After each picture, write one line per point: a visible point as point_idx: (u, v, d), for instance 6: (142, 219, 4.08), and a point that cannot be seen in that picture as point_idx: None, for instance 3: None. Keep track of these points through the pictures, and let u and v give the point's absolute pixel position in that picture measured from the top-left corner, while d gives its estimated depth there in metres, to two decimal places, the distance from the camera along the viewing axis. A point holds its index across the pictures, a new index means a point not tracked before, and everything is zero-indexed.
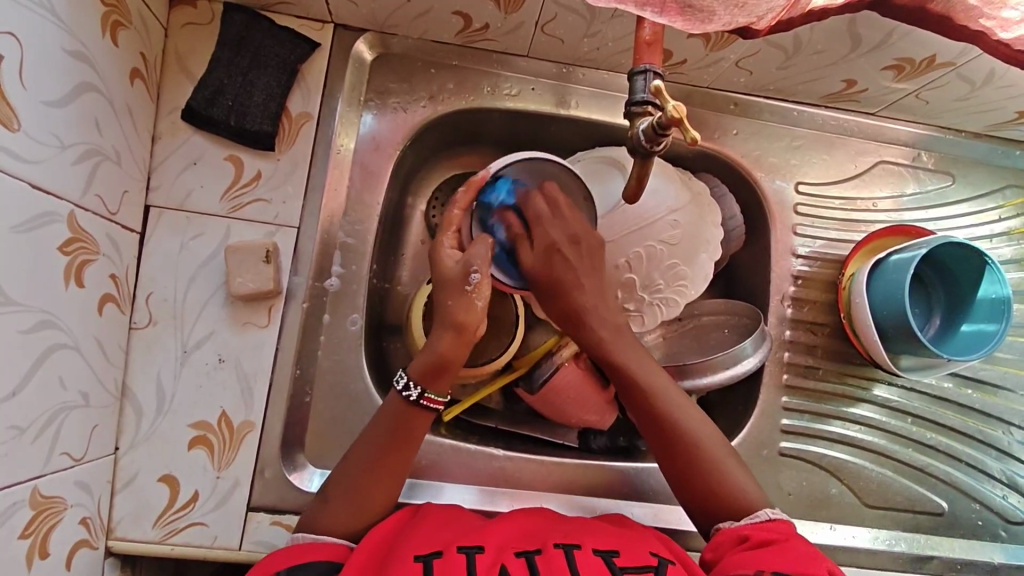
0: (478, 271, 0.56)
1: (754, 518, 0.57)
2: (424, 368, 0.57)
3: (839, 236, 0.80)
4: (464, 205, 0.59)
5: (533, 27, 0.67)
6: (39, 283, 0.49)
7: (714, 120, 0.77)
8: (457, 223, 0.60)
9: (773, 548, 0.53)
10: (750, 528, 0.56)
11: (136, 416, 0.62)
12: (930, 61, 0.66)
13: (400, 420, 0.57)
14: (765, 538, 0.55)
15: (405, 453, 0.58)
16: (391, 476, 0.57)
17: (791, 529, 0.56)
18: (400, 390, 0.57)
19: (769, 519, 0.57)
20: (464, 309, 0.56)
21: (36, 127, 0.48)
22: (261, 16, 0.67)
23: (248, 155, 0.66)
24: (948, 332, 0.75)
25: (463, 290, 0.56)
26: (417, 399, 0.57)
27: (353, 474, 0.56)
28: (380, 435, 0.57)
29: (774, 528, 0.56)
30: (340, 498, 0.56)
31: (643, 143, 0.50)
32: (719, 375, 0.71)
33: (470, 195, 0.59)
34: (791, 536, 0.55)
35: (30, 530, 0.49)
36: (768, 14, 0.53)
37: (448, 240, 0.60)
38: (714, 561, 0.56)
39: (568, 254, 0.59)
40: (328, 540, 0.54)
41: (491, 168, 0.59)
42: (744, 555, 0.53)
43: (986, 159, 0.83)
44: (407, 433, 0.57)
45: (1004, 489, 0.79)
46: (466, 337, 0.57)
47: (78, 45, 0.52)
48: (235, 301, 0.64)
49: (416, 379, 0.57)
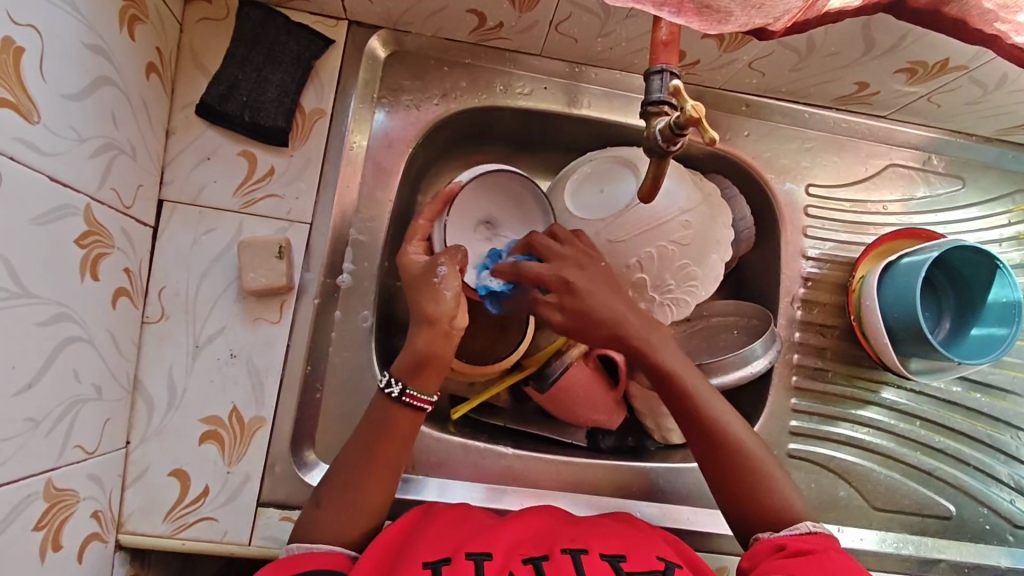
0: (445, 264, 0.59)
1: (795, 530, 0.56)
2: (405, 364, 0.58)
3: (849, 239, 0.80)
4: (430, 216, 0.64)
5: (547, 27, 0.68)
6: (55, 276, 0.49)
7: (726, 121, 0.77)
8: (423, 232, 0.65)
9: (809, 561, 0.52)
10: (788, 539, 0.55)
11: (147, 411, 0.62)
12: (943, 65, 0.66)
13: (386, 418, 0.58)
14: (802, 550, 0.54)
15: (396, 451, 0.58)
16: (384, 475, 0.57)
17: (830, 541, 0.55)
18: (381, 389, 0.58)
19: (811, 531, 0.56)
20: (433, 301, 0.58)
21: (55, 120, 0.48)
22: (276, 12, 0.67)
23: (261, 150, 0.66)
24: (957, 335, 0.75)
25: (430, 283, 0.58)
26: (399, 396, 0.57)
27: (348, 475, 0.56)
28: (379, 427, 0.58)
29: (815, 541, 0.55)
30: (337, 499, 0.56)
31: (659, 142, 0.49)
32: (728, 376, 0.71)
33: (438, 207, 0.64)
34: (831, 548, 0.54)
35: (43, 522, 0.49)
36: (785, 16, 0.53)
37: (413, 246, 0.64)
38: (749, 569, 0.56)
39: (586, 283, 0.60)
40: (322, 549, 0.53)
41: (461, 180, 0.65)
42: (779, 564, 0.53)
43: (996, 163, 0.83)
44: (396, 430, 0.58)
45: (1012, 493, 0.79)
46: (441, 328, 0.58)
47: (96, 39, 0.52)
48: (247, 296, 0.64)
49: (398, 375, 0.58)
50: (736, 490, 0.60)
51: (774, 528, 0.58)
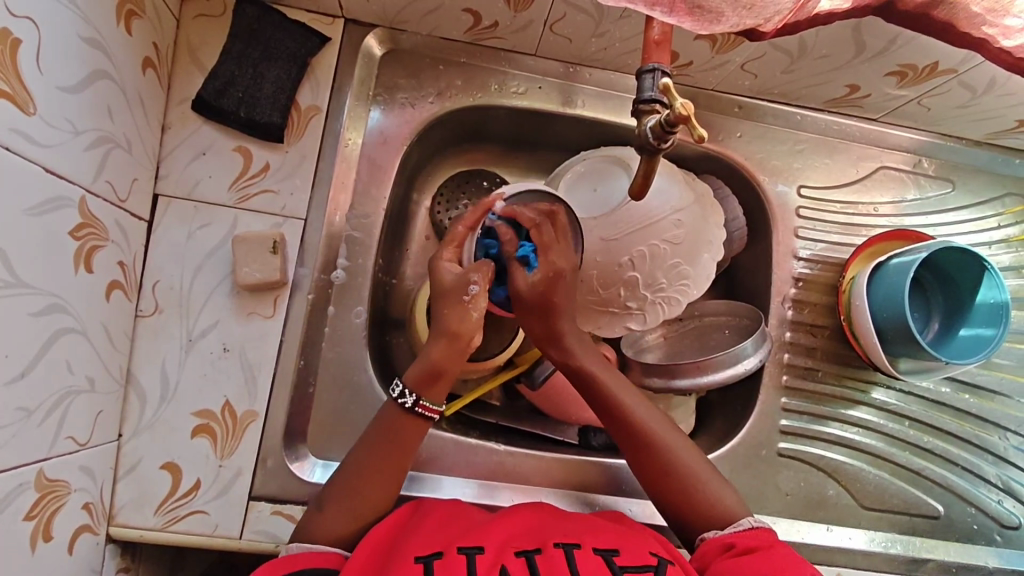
0: (476, 283, 0.56)
1: (739, 527, 0.58)
2: (420, 376, 0.57)
3: (840, 240, 0.80)
4: (470, 225, 0.60)
5: (542, 26, 0.68)
6: (50, 266, 0.49)
7: (719, 122, 0.78)
8: (458, 241, 0.60)
9: (751, 560, 0.53)
10: (735, 537, 0.57)
11: (140, 404, 0.62)
12: (932, 68, 0.67)
13: (396, 427, 0.58)
14: (748, 549, 0.55)
15: (399, 460, 0.58)
16: (385, 482, 0.57)
17: (773, 536, 0.57)
18: (395, 398, 0.58)
19: (753, 527, 0.57)
20: (459, 318, 0.57)
21: (52, 112, 0.49)
22: (273, 9, 0.68)
23: (257, 146, 0.66)
24: (946, 336, 0.76)
25: (460, 301, 0.57)
26: (411, 406, 0.57)
27: (348, 480, 0.57)
28: (387, 438, 0.57)
29: (759, 536, 0.56)
30: (337, 504, 0.56)
31: (650, 140, 0.50)
32: (719, 375, 0.71)
33: (478, 216, 0.60)
34: (774, 543, 0.56)
35: (34, 512, 0.49)
36: (775, 17, 0.54)
37: (447, 253, 0.60)
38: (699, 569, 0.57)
39: (545, 234, 0.60)
40: (320, 548, 0.54)
41: (504, 193, 0.61)
42: (726, 565, 0.54)
43: (987, 167, 0.84)
44: (400, 439, 0.58)
45: (1001, 494, 0.80)
46: (462, 345, 0.57)
47: (93, 33, 0.53)
48: (241, 291, 0.65)
49: (411, 387, 0.57)
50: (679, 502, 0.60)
51: (719, 527, 0.59)
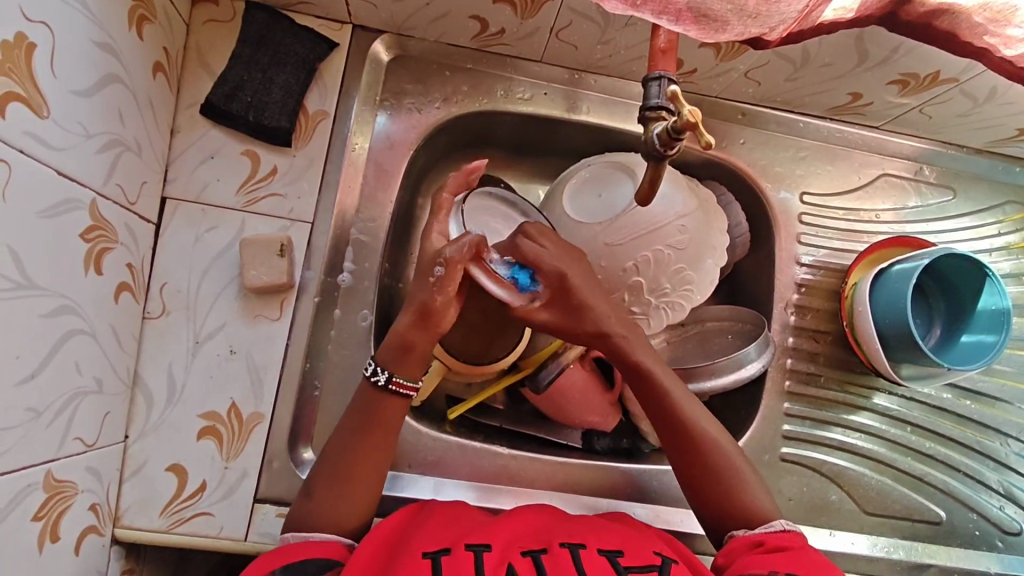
0: (443, 264, 0.56)
1: (770, 527, 0.58)
2: (391, 352, 0.59)
3: (842, 246, 0.81)
4: (454, 191, 0.59)
5: (547, 33, 0.69)
6: (61, 268, 0.50)
7: (722, 129, 0.79)
8: (445, 208, 0.60)
9: (786, 558, 0.54)
10: (766, 535, 0.57)
11: (146, 406, 0.62)
12: (934, 77, 0.68)
13: (371, 407, 0.58)
14: (779, 547, 0.56)
15: (385, 434, 0.59)
16: (374, 464, 0.58)
17: (804, 538, 0.57)
18: (370, 377, 0.59)
19: (785, 529, 0.58)
20: (426, 299, 0.57)
21: (64, 115, 0.49)
22: (282, 15, 0.68)
23: (265, 150, 0.67)
24: (948, 342, 0.77)
25: (428, 282, 0.57)
26: (385, 384, 0.58)
27: (339, 468, 0.57)
28: (365, 418, 0.58)
29: (789, 538, 0.57)
30: (326, 489, 0.56)
31: (657, 146, 0.50)
32: (721, 380, 0.72)
33: (462, 182, 0.59)
34: (805, 545, 0.56)
35: (42, 513, 0.50)
36: (780, 26, 0.54)
37: (437, 221, 0.59)
38: (726, 565, 0.58)
39: (580, 283, 0.59)
40: (319, 538, 0.54)
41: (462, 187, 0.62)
42: (759, 559, 0.54)
43: (987, 174, 0.85)
44: (379, 419, 0.58)
45: (1002, 500, 0.80)
46: (429, 327, 0.58)
47: (106, 38, 0.53)
48: (248, 293, 0.65)
49: (383, 365, 0.59)
50: (713, 491, 0.61)
51: (751, 527, 0.59)
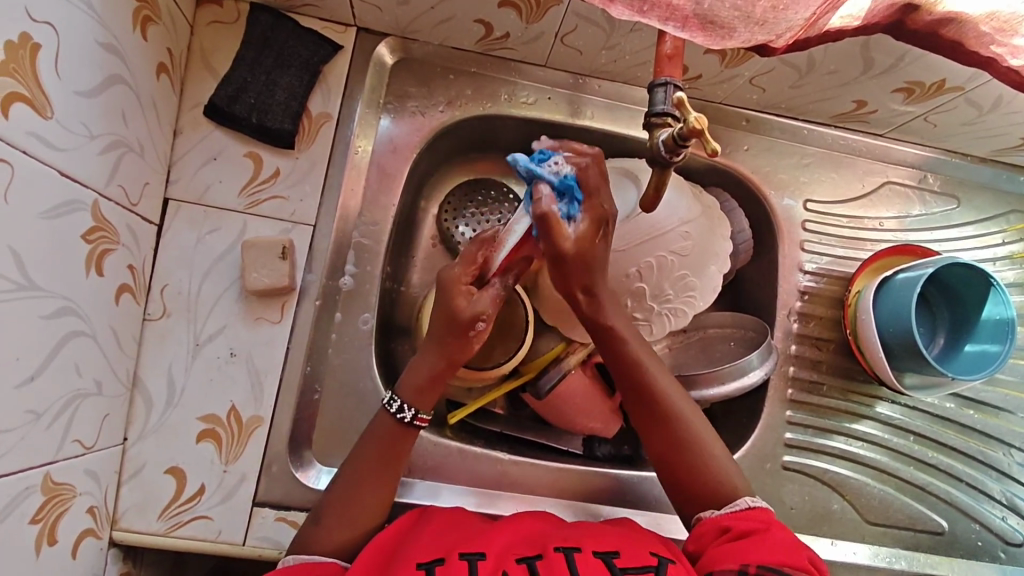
0: (484, 321, 0.56)
1: (735, 507, 0.58)
2: (417, 389, 0.58)
3: (845, 254, 0.81)
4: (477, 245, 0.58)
5: (552, 38, 0.69)
6: (63, 269, 0.50)
7: (726, 135, 0.78)
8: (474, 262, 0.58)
9: (751, 543, 0.53)
10: (732, 520, 0.57)
11: (145, 407, 0.62)
12: (939, 85, 0.68)
13: (392, 439, 0.58)
14: (746, 531, 0.55)
15: (395, 464, 0.58)
16: (386, 489, 0.58)
17: (769, 515, 0.57)
18: (393, 412, 0.58)
19: (750, 507, 0.57)
20: (461, 349, 0.57)
21: (68, 117, 0.49)
22: (286, 17, 0.68)
23: (268, 152, 0.67)
24: (952, 351, 0.76)
25: (466, 334, 0.56)
26: (411, 420, 0.57)
27: (349, 493, 0.56)
28: (385, 449, 0.58)
29: (754, 518, 0.56)
30: (337, 517, 0.56)
31: (662, 153, 0.50)
32: (724, 387, 0.71)
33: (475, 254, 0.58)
34: (771, 524, 0.56)
35: (40, 516, 0.49)
36: (787, 33, 0.54)
37: (463, 271, 0.57)
38: (697, 552, 0.57)
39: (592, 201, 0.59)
40: (320, 561, 0.55)
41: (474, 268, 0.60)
42: (725, 549, 0.54)
43: (991, 183, 0.84)
44: (396, 450, 0.58)
45: (1004, 510, 0.80)
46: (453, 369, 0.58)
47: (110, 38, 0.53)
48: (249, 296, 0.65)
49: (410, 401, 0.58)
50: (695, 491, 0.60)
51: (718, 507, 0.59)
